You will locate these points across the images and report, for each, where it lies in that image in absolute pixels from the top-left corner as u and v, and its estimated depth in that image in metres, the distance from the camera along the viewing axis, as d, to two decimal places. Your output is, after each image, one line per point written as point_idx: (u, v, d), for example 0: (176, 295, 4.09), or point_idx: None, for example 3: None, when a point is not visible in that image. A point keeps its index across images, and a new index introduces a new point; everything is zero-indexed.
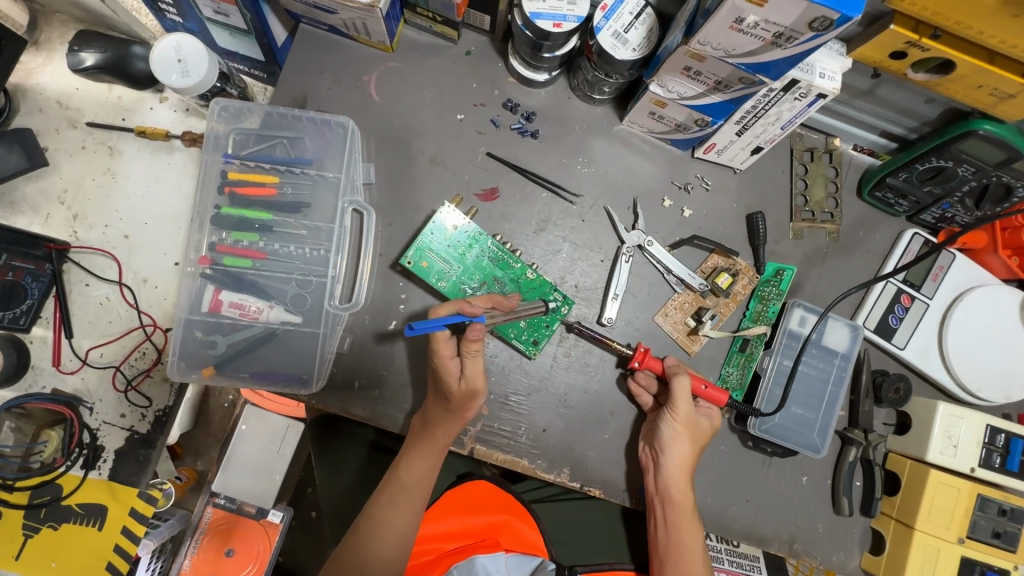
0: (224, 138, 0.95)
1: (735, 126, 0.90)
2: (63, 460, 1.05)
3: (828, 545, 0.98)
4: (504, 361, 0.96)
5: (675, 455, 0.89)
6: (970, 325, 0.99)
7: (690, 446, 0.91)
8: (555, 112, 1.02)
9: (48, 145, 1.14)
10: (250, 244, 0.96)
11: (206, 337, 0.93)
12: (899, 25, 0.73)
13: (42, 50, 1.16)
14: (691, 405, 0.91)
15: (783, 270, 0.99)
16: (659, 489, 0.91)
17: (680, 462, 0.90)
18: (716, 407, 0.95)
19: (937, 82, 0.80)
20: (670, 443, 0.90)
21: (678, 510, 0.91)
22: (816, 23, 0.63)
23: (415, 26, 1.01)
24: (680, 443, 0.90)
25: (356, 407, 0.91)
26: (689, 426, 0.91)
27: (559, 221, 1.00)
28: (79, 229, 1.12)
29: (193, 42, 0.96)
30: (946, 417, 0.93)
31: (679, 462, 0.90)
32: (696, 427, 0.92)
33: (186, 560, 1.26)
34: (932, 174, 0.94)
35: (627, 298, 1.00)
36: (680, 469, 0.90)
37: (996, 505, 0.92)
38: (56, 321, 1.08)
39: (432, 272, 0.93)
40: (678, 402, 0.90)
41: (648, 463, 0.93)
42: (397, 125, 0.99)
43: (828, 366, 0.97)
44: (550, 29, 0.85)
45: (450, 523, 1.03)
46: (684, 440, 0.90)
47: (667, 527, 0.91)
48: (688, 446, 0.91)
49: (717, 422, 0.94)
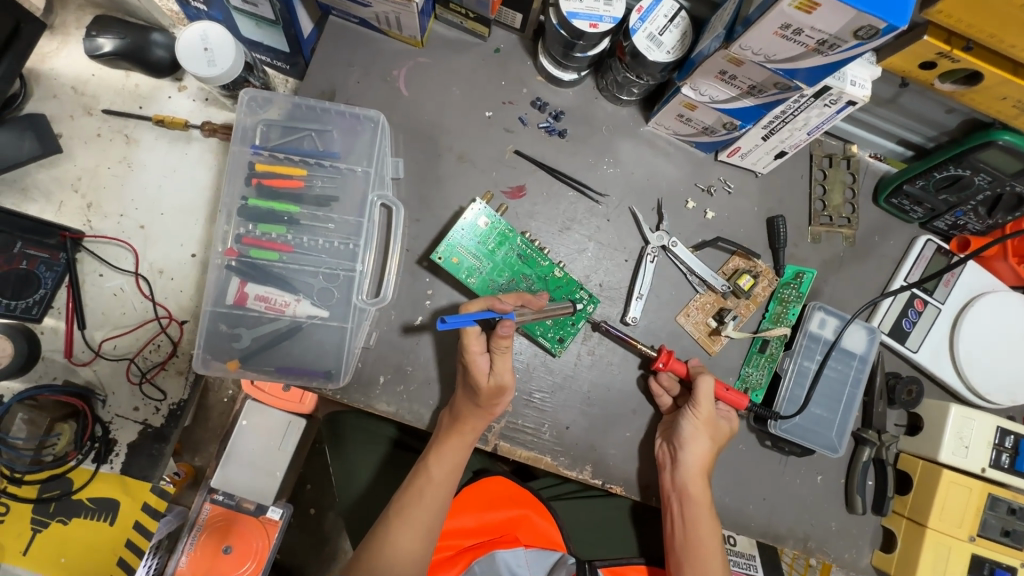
0: (251, 130, 0.95)
1: (762, 130, 0.91)
2: (75, 453, 1.02)
3: (841, 544, 1.00)
4: (528, 359, 0.97)
5: (694, 453, 0.90)
6: (980, 330, 1.01)
7: (708, 446, 0.92)
8: (582, 112, 1.02)
9: (62, 132, 1.12)
10: (277, 237, 0.95)
11: (231, 330, 0.92)
12: (932, 36, 0.75)
13: (57, 35, 1.14)
14: (712, 405, 0.92)
15: (803, 272, 1.02)
16: (676, 486, 0.91)
17: (697, 460, 0.91)
18: (734, 411, 0.96)
19: (963, 93, 0.82)
20: (689, 441, 0.90)
21: (695, 508, 0.91)
22: (862, 32, 0.64)
23: (446, 22, 1.01)
24: (700, 442, 0.91)
25: (381, 402, 0.91)
26: (709, 427, 0.92)
27: (584, 220, 1.01)
28: (93, 218, 1.11)
29: (220, 31, 0.94)
30: (958, 419, 0.96)
31: (698, 460, 0.91)
32: (716, 428, 0.93)
33: (183, 557, 1.22)
34: (949, 182, 0.96)
35: (651, 298, 1.01)
36: (698, 467, 0.91)
37: (1005, 504, 0.95)
38: (68, 311, 1.07)
39: (462, 268, 0.93)
40: (700, 401, 0.91)
41: (666, 459, 0.93)
42: (424, 120, 0.99)
43: (846, 367, 0.99)
44: (586, 29, 0.85)
45: (468, 519, 1.03)
46: (703, 438, 0.92)
47: (688, 523, 0.92)
48: (707, 446, 0.92)
49: (735, 424, 0.95)
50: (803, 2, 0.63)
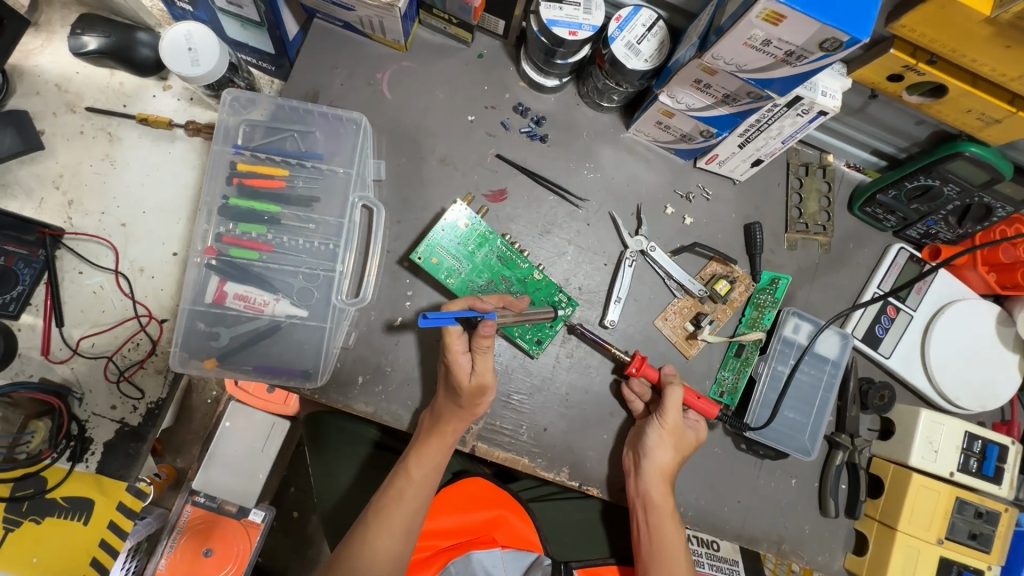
0: (234, 130, 0.96)
1: (739, 139, 0.93)
2: (50, 451, 1.01)
3: (814, 547, 1.02)
4: (507, 360, 0.98)
5: (660, 461, 0.91)
6: (951, 337, 1.04)
7: (676, 456, 0.93)
8: (563, 118, 1.04)
9: (44, 129, 1.12)
10: (257, 237, 0.96)
11: (209, 329, 0.93)
12: (898, 50, 0.77)
13: (41, 32, 1.14)
14: (679, 415, 0.93)
15: (778, 279, 1.03)
16: (640, 492, 0.92)
17: (662, 468, 0.91)
18: (704, 421, 0.97)
19: (930, 105, 0.85)
20: (654, 448, 0.91)
21: (659, 513, 0.92)
22: (827, 44, 0.66)
23: (429, 27, 1.02)
24: (668, 449, 0.92)
25: (360, 403, 0.91)
26: (677, 437, 0.93)
27: (565, 224, 1.02)
28: (74, 215, 1.10)
29: (204, 31, 0.95)
30: (928, 424, 0.98)
31: (663, 468, 0.92)
32: (684, 438, 0.95)
33: (161, 560, 1.22)
34: (920, 192, 0.99)
35: (629, 301, 1.02)
36: (663, 473, 0.92)
37: (973, 508, 0.98)
38: (46, 308, 1.06)
39: (441, 269, 0.94)
40: (667, 412, 0.92)
41: (630, 466, 0.94)
42: (408, 123, 1.00)
43: (819, 372, 1.01)
44: (565, 36, 0.87)
45: (448, 520, 1.03)
46: (667, 447, 0.92)
47: (655, 526, 0.93)
48: (673, 455, 0.93)
49: (702, 434, 0.97)
50: (770, 15, 0.65)
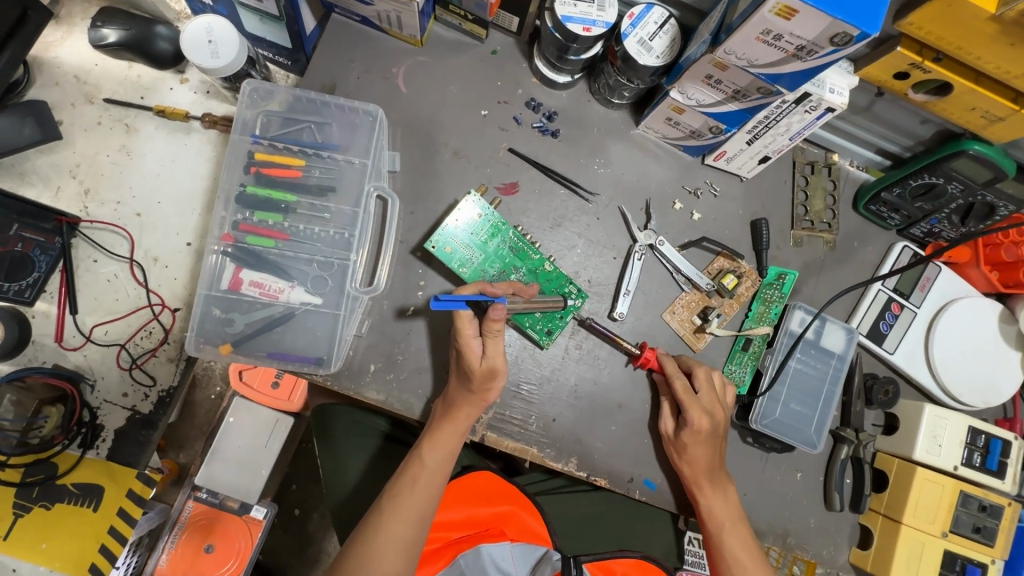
0: (251, 122, 0.97)
1: (747, 135, 0.95)
2: (62, 437, 1.03)
3: (820, 540, 1.02)
4: (517, 351, 0.99)
5: (688, 469, 0.93)
6: (955, 334, 1.05)
7: (700, 454, 0.92)
8: (575, 114, 1.06)
9: (62, 119, 1.14)
10: (274, 225, 0.97)
11: (224, 315, 0.94)
12: (905, 48, 0.79)
13: (62, 24, 1.16)
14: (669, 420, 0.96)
15: (784, 275, 1.05)
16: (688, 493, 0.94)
17: (696, 468, 0.93)
18: (699, 412, 0.91)
19: (935, 103, 0.87)
20: (679, 462, 0.94)
21: (717, 523, 0.93)
22: (837, 39, 0.68)
23: (445, 23, 1.04)
24: (685, 453, 0.93)
25: (371, 390, 0.92)
26: (682, 439, 0.92)
27: (575, 217, 1.03)
28: (90, 205, 1.12)
29: (224, 25, 0.96)
30: (932, 418, 0.99)
31: (692, 476, 0.93)
32: (686, 438, 0.92)
33: (163, 556, 1.22)
34: (924, 190, 1.01)
35: (638, 295, 1.03)
36: (695, 480, 0.93)
37: (977, 501, 0.99)
38: (61, 295, 1.08)
39: (454, 258, 0.95)
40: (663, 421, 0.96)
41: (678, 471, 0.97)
42: (422, 116, 1.02)
43: (824, 366, 1.02)
44: (579, 32, 0.89)
45: (457, 513, 1.03)
46: (691, 449, 0.92)
47: (721, 538, 0.94)
48: (699, 455, 0.92)
49: (701, 423, 0.91)
50: (783, 9, 0.67)
